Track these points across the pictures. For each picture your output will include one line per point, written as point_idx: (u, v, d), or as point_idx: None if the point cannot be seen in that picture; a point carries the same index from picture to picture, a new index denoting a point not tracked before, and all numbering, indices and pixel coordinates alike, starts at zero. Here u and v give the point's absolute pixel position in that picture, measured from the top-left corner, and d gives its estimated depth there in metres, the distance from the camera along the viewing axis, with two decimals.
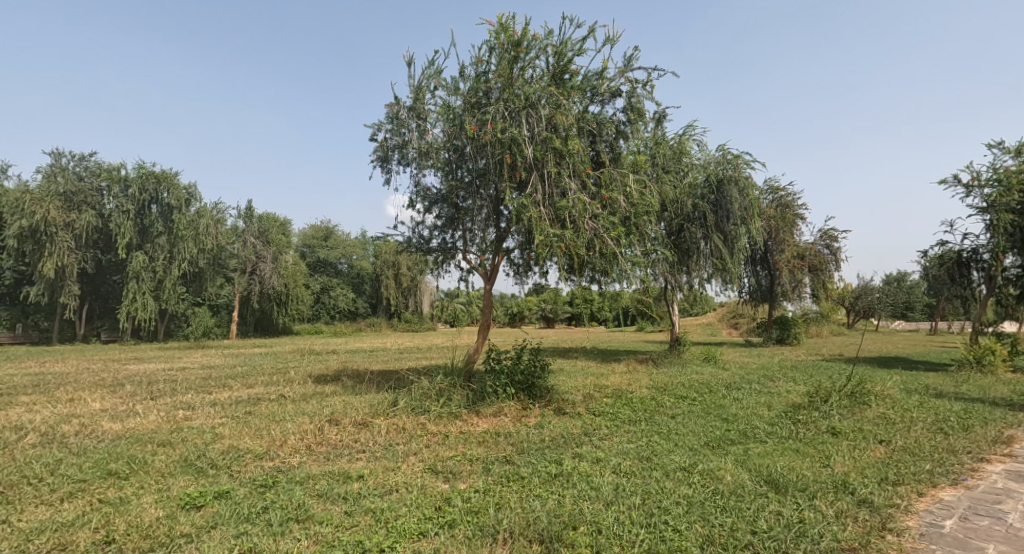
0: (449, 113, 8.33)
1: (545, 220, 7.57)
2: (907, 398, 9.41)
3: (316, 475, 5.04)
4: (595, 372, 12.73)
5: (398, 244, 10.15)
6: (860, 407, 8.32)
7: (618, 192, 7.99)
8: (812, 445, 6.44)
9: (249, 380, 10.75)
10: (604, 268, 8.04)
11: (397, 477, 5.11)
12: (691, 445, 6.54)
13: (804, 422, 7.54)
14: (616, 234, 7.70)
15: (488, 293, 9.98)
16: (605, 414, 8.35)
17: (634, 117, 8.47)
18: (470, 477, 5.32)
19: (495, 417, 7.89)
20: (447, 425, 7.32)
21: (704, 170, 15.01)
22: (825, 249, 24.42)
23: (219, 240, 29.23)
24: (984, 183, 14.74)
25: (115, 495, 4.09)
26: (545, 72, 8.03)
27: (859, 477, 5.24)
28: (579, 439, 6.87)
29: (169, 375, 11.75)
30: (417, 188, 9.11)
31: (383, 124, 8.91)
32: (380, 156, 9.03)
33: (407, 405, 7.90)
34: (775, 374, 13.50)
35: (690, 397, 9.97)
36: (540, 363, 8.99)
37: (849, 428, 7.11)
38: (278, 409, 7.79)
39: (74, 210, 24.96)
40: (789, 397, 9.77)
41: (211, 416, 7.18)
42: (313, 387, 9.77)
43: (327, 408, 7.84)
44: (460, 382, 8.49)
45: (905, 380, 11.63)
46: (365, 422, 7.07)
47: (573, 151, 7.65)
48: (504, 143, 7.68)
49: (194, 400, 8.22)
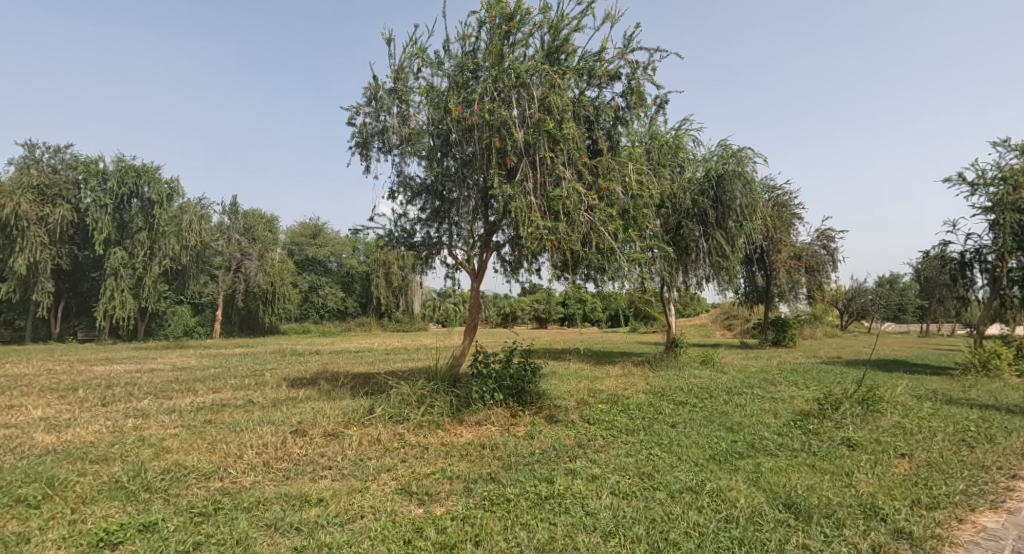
0: (433, 95, 7.65)
1: (535, 212, 6.92)
2: (920, 405, 8.83)
3: (270, 499, 4.37)
4: (589, 375, 12.13)
5: (379, 238, 9.50)
6: (873, 416, 7.73)
7: (616, 182, 7.37)
8: (829, 460, 5.82)
9: (218, 383, 10.03)
10: (600, 265, 7.42)
11: (365, 501, 4.47)
12: (695, 458, 5.95)
13: (816, 433, 6.93)
14: (614, 227, 7.09)
15: (475, 292, 9.34)
16: (600, 422, 7.72)
17: (634, 102, 7.84)
18: (449, 500, 4.69)
19: (482, 425, 7.23)
20: (428, 435, 6.67)
21: (703, 165, 14.52)
22: (822, 249, 24.07)
23: (203, 237, 28.27)
24: (989, 182, 14.31)
25: (16, 532, 3.48)
26: (539, 51, 7.36)
27: (888, 500, 4.64)
28: (573, 451, 6.23)
29: (133, 377, 10.95)
30: (399, 177, 8.47)
31: (361, 107, 8.25)
32: (359, 142, 8.37)
33: (384, 412, 7.21)
34: (775, 378, 12.98)
35: (689, 402, 9.38)
36: (531, 365, 8.37)
37: (866, 440, 6.50)
38: (242, 418, 7.11)
39: (48, 204, 24.07)
40: (794, 404, 9.18)
41: (165, 426, 6.48)
42: (285, 392, 9.08)
43: (296, 416, 7.16)
44: (444, 387, 7.83)
45: (912, 385, 11.09)
46: (336, 432, 6.41)
47: (568, 136, 7.01)
48: (493, 125, 7.05)
49: (151, 406, 7.50)
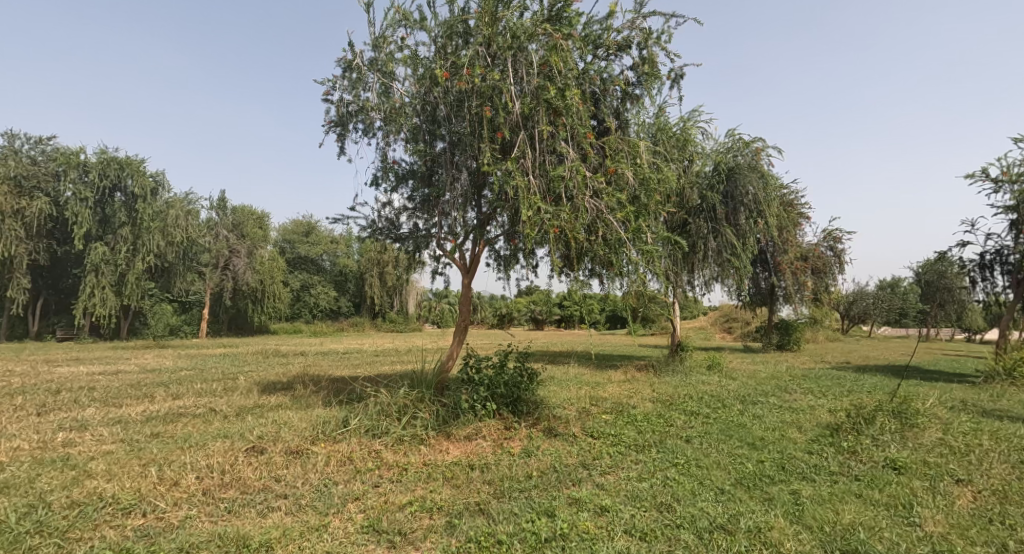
0: (418, 65, 6.78)
1: (534, 194, 6.05)
2: (959, 417, 7.93)
3: (198, 545, 3.47)
4: (590, 381, 11.26)
5: (361, 230, 8.61)
6: (912, 430, 6.85)
7: (626, 164, 6.50)
8: (878, 486, 4.96)
9: (181, 388, 9.07)
10: (607, 258, 6.49)
11: (319, 546, 3.56)
12: (719, 484, 5.09)
13: (852, 452, 6.06)
14: (624, 215, 6.23)
15: (467, 289, 8.45)
16: (605, 436, 6.83)
17: (646, 74, 6.98)
18: (427, 541, 3.81)
19: (471, 441, 6.32)
20: (408, 454, 5.78)
21: (712, 157, 13.68)
22: (828, 251, 23.33)
23: (189, 232, 27.15)
24: (1014, 178, 13.55)
25: None
26: (538, 12, 6.49)
27: (967, 546, 3.77)
28: (576, 473, 5.36)
29: (90, 380, 9.99)
30: (382, 161, 7.61)
31: (337, 81, 7.34)
32: (335, 121, 7.48)
33: (360, 425, 6.28)
34: (788, 385, 12.11)
35: (702, 413, 8.49)
36: (528, 371, 7.44)
37: (914, 462, 5.63)
38: (196, 431, 6.19)
39: (25, 197, 22.98)
40: (818, 415, 8.31)
41: (101, 441, 5.54)
42: (253, 399, 8.13)
43: (259, 429, 6.24)
44: (429, 396, 6.88)
45: (939, 393, 10.24)
46: (300, 450, 5.49)
47: (571, 107, 6.14)
48: (484, 93, 6.19)
49: (94, 416, 6.56)
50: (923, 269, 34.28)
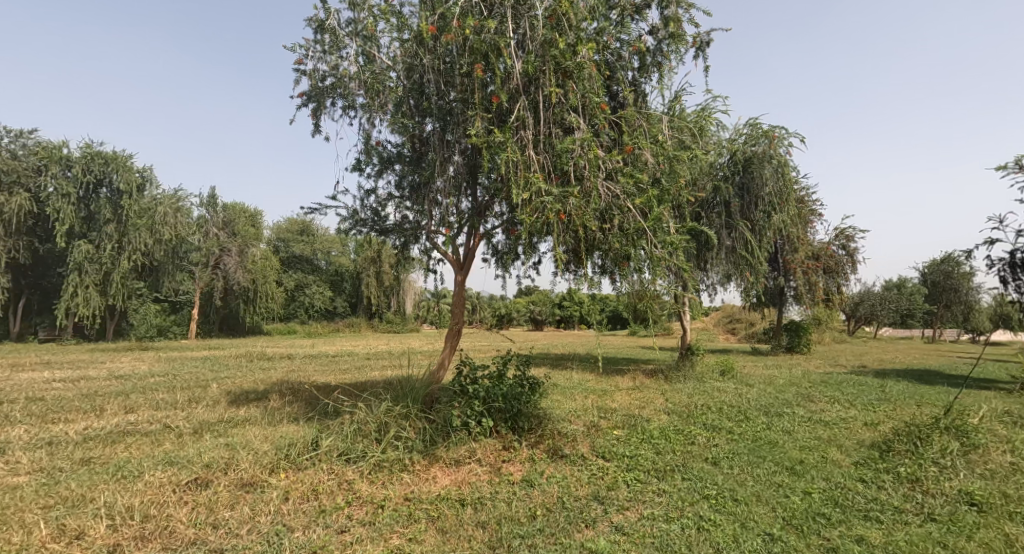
0: (402, 24, 5.84)
1: (535, 172, 5.13)
2: (1015, 433, 6.99)
3: None
4: (596, 388, 10.30)
5: (342, 220, 7.64)
6: (976, 452, 5.90)
7: (644, 141, 5.58)
8: (961, 531, 4.04)
9: (141, 398, 8.09)
10: (623, 252, 5.51)
11: None
12: (766, 527, 4.13)
13: (913, 481, 5.14)
14: (643, 201, 5.26)
15: (460, 288, 7.49)
16: (619, 458, 5.86)
17: (668, 38, 6.05)
18: None
19: (463, 466, 5.37)
20: (388, 485, 4.82)
21: (727, 147, 12.66)
22: (840, 249, 22.36)
23: (178, 230, 26.18)
24: None
25: None
26: None
27: None
28: (590, 511, 4.41)
29: (42, 388, 9.01)
30: (364, 142, 6.69)
31: (310, 48, 6.41)
32: (309, 95, 6.53)
33: (332, 446, 5.32)
34: (811, 393, 11.15)
35: (725, 427, 7.54)
36: (529, 379, 6.48)
37: (994, 495, 4.70)
38: (136, 454, 5.22)
39: (4, 193, 21.92)
40: (856, 430, 7.36)
41: (15, 472, 4.58)
42: (218, 413, 7.17)
43: (211, 452, 5.27)
44: (415, 411, 5.91)
45: (981, 403, 9.26)
46: (253, 483, 4.54)
47: (582, 71, 5.22)
48: (478, 52, 5.25)
49: (24, 436, 5.61)
50: (931, 269, 33.49)
